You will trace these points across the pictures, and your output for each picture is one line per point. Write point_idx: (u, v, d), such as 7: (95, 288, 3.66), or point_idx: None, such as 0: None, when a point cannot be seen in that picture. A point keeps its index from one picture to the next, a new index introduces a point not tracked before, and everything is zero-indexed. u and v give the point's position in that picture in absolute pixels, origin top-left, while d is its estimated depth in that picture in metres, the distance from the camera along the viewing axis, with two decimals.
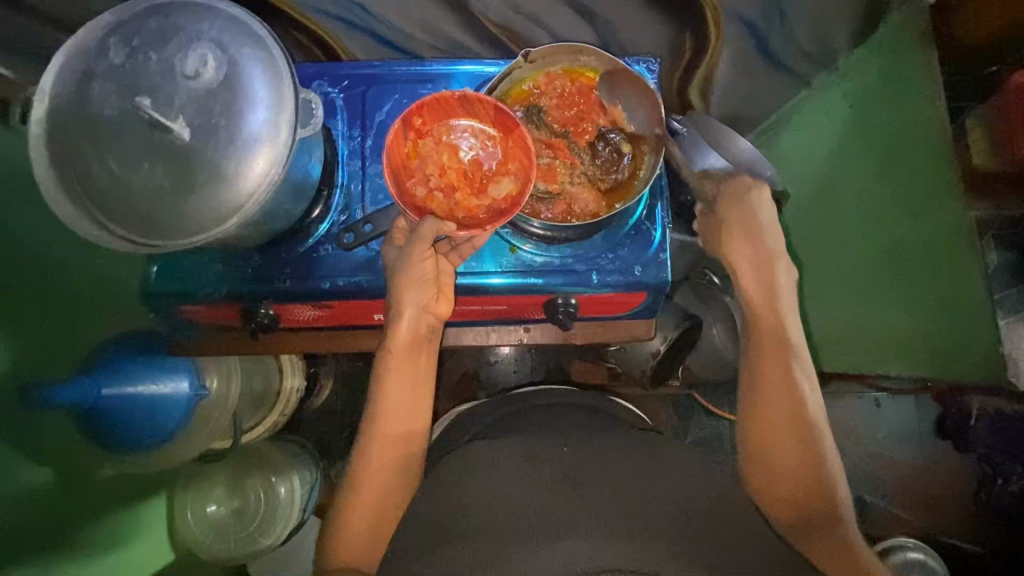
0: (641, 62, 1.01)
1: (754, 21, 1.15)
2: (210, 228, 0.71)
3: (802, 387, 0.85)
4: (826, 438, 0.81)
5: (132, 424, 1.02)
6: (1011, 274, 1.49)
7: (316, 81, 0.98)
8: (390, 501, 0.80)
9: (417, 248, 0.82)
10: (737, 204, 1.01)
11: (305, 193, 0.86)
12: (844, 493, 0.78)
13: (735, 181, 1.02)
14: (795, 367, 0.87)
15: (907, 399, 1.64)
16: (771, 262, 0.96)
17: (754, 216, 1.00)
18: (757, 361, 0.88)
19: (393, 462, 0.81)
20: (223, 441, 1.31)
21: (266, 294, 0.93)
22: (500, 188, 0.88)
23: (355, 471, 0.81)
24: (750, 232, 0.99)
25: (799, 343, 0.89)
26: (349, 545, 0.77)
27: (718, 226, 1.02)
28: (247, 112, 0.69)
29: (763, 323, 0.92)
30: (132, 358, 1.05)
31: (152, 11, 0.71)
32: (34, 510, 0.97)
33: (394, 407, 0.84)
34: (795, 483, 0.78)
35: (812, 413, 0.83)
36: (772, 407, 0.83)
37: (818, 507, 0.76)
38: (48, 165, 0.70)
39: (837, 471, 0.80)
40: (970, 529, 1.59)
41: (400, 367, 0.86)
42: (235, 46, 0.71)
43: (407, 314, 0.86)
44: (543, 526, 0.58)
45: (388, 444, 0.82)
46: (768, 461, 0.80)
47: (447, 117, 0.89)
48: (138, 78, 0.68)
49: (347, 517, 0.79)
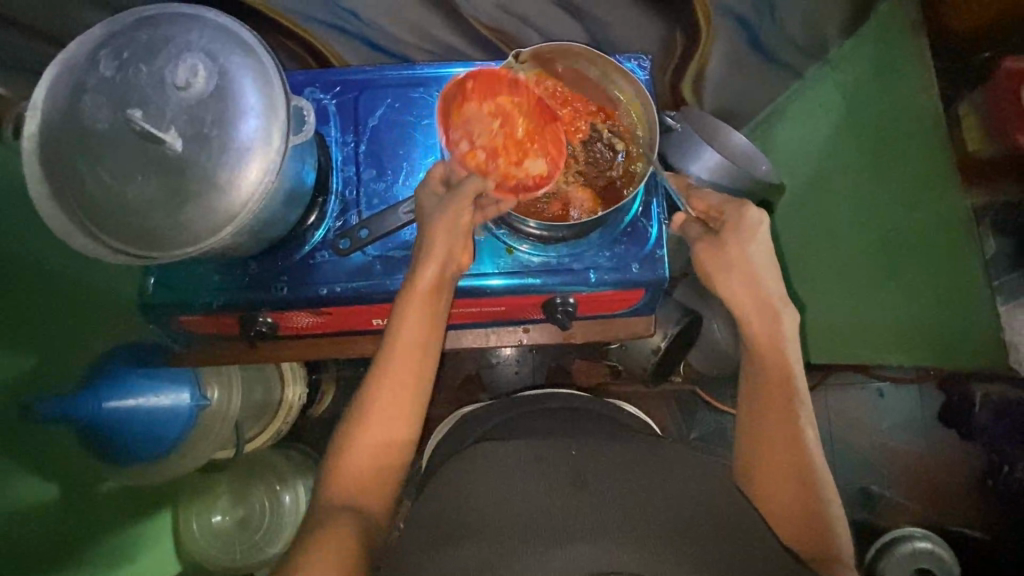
0: (632, 59, 1.01)
1: (744, 15, 1.14)
2: (204, 239, 0.71)
3: (807, 433, 0.79)
4: (829, 482, 0.77)
5: (133, 438, 1.04)
6: (1011, 260, 1.45)
7: (308, 88, 0.98)
8: (390, 448, 0.77)
9: (456, 202, 0.81)
10: (745, 242, 0.87)
11: (300, 201, 0.86)
12: (845, 536, 0.73)
13: (745, 215, 0.88)
14: (801, 415, 0.80)
15: (909, 390, 1.63)
16: (775, 308, 0.86)
17: (757, 254, 0.87)
18: (759, 404, 0.82)
19: (400, 411, 0.78)
20: (226, 451, 1.32)
21: (263, 302, 0.93)
22: (535, 163, 0.89)
23: (358, 415, 0.78)
24: (756, 274, 0.87)
25: (803, 389, 0.82)
26: (344, 484, 0.74)
27: (724, 263, 0.88)
28: (239, 121, 0.70)
29: (766, 367, 0.84)
30: (132, 371, 1.07)
31: (140, 23, 0.71)
32: (40, 527, 0.95)
33: (405, 356, 0.80)
34: (799, 525, 0.73)
35: (814, 456, 0.78)
36: (777, 445, 0.78)
37: (822, 548, 0.71)
38: (42, 182, 0.70)
39: (841, 517, 0.75)
40: (974, 515, 1.58)
41: (419, 317, 0.81)
42: (225, 55, 0.71)
43: (429, 263, 0.82)
44: (546, 530, 0.58)
45: (398, 388, 0.78)
46: (770, 499, 0.76)
47: (494, 94, 0.90)
48: (128, 91, 0.68)
49: (346, 459, 0.75)
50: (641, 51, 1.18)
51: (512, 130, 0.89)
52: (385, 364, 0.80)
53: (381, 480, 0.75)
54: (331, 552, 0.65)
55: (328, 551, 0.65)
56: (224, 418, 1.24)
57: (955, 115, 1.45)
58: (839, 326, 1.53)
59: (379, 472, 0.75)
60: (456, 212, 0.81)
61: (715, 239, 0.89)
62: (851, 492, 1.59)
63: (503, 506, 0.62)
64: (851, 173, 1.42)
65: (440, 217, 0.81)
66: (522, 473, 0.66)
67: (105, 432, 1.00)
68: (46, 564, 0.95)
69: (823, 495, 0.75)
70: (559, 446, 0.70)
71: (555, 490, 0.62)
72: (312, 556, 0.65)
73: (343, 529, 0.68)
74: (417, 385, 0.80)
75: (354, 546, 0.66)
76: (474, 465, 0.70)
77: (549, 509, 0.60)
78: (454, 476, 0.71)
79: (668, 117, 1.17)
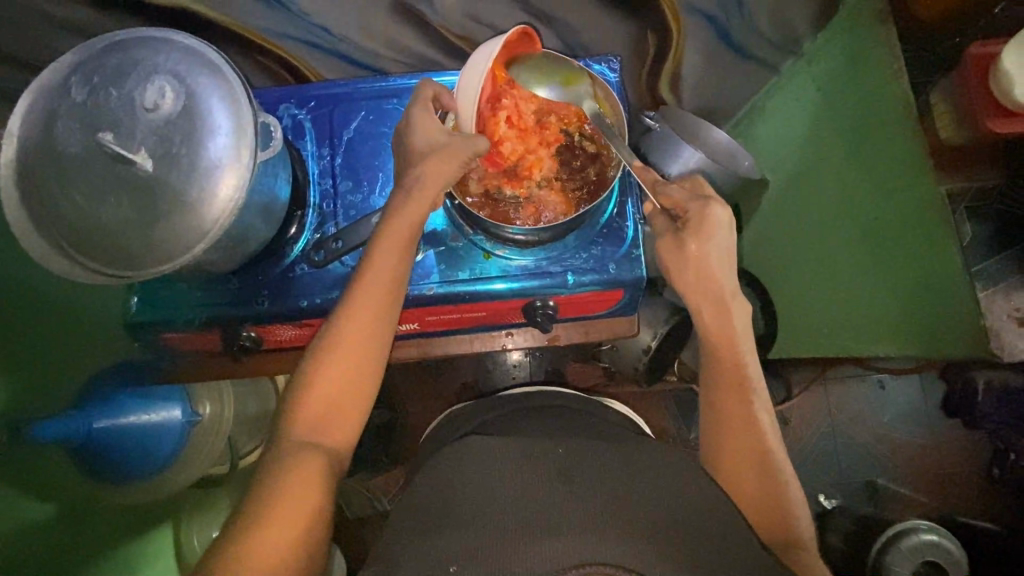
0: (602, 62, 1.03)
1: (713, 13, 1.16)
2: (177, 256, 0.72)
3: (761, 420, 0.81)
4: (787, 465, 0.79)
5: (125, 457, 1.05)
6: (986, 246, 1.49)
7: (284, 104, 1.00)
8: (352, 389, 0.76)
9: (454, 151, 0.79)
10: (706, 239, 0.83)
11: (275, 215, 0.87)
12: (805, 516, 0.77)
13: (711, 211, 0.84)
14: (756, 405, 0.81)
15: (912, 380, 1.58)
16: (727, 301, 0.84)
17: (717, 254, 0.83)
18: (717, 400, 0.83)
19: (367, 344, 0.77)
20: (221, 467, 1.33)
21: (245, 317, 0.95)
22: (545, 161, 0.91)
23: (320, 352, 0.76)
24: (714, 270, 0.84)
25: (757, 379, 0.83)
26: (303, 422, 0.73)
27: (681, 259, 0.85)
28: (208, 139, 0.71)
29: (722, 360, 0.83)
30: (123, 393, 1.09)
31: (110, 48, 0.73)
32: (43, 544, 0.98)
33: (373, 290, 0.78)
34: (761, 511, 0.76)
35: (772, 442, 0.79)
36: (736, 438, 0.80)
37: (782, 531, 0.74)
38: (19, 207, 0.71)
39: (800, 496, 0.78)
40: (980, 506, 1.53)
41: (391, 251, 0.80)
42: (192, 76, 0.72)
43: (404, 197, 0.81)
44: (513, 528, 0.57)
45: (361, 331, 0.77)
46: (734, 489, 0.78)
47: (512, 61, 0.85)
48: (99, 114, 0.69)
49: (310, 392, 0.74)
50: (611, 53, 1.19)
51: (504, 109, 0.86)
52: (353, 296, 0.78)
53: (343, 421, 0.75)
54: (298, 503, 0.66)
55: (293, 496, 0.66)
56: (215, 435, 1.22)
57: (927, 103, 1.47)
58: (825, 311, 1.53)
59: (344, 404, 0.75)
60: (449, 160, 0.79)
61: (676, 237, 0.85)
62: (856, 486, 1.56)
63: (479, 506, 0.62)
64: (832, 165, 1.50)
65: (435, 157, 0.80)
66: (509, 468, 0.66)
67: (99, 451, 1.03)
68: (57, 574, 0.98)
69: (782, 479, 0.77)
70: (545, 445, 0.71)
71: (542, 491, 0.62)
72: (275, 508, 0.65)
73: (304, 471, 0.68)
74: (383, 317, 0.79)
75: (322, 496, 0.68)
76: (457, 466, 0.70)
77: (529, 495, 0.62)
78: (436, 479, 0.70)
79: (647, 118, 1.19)
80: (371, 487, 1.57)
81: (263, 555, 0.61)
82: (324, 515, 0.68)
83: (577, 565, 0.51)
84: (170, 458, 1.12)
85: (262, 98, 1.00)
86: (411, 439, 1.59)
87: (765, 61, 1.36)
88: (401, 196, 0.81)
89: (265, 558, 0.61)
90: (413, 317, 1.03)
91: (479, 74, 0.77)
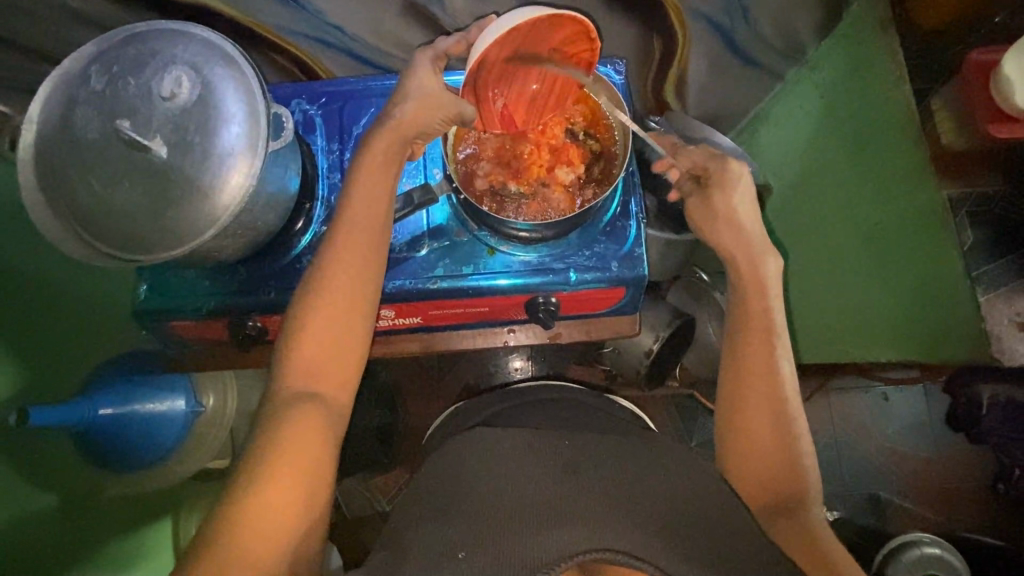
0: (608, 63, 1.04)
1: (719, 21, 1.17)
2: (189, 240, 0.73)
3: (783, 368, 0.82)
4: (801, 418, 0.80)
5: (133, 444, 1.08)
6: (986, 253, 1.51)
7: (295, 100, 1.03)
8: (343, 357, 0.76)
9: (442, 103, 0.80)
10: (729, 190, 0.89)
11: (284, 206, 0.88)
12: (814, 476, 0.78)
13: (730, 170, 0.89)
14: (778, 350, 0.83)
15: (915, 390, 1.63)
16: (759, 251, 0.88)
17: (743, 204, 0.89)
18: (743, 349, 0.84)
19: (354, 301, 0.78)
20: (222, 458, 1.29)
21: (251, 306, 0.97)
22: (547, 154, 0.93)
23: (303, 315, 0.76)
24: (739, 217, 0.88)
25: (781, 328, 0.85)
26: (289, 387, 0.73)
27: (712, 214, 0.89)
28: (222, 129, 0.73)
29: (749, 311, 0.85)
30: (129, 381, 1.11)
31: (129, 40, 0.75)
32: (48, 528, 0.99)
33: (356, 251, 0.79)
34: (769, 464, 0.77)
35: (788, 394, 0.81)
36: (754, 385, 0.81)
37: (790, 492, 0.76)
38: (36, 191, 0.73)
39: (811, 453, 0.79)
40: (984, 520, 1.55)
41: (370, 215, 0.81)
42: (209, 68, 0.74)
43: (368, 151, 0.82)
44: (529, 517, 0.57)
45: (342, 289, 0.78)
46: (746, 438, 0.79)
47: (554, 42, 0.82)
48: (117, 103, 0.71)
49: (295, 355, 0.75)
50: (616, 56, 1.21)
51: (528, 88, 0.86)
52: (331, 254, 0.79)
53: (332, 389, 0.75)
54: (296, 479, 0.67)
55: (286, 467, 0.67)
56: (221, 424, 1.26)
57: (927, 109, 1.47)
58: (828, 315, 1.53)
59: (330, 372, 0.75)
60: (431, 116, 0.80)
61: (703, 194, 0.90)
62: (858, 498, 1.58)
63: (490, 493, 0.62)
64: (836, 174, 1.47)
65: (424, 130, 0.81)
66: (515, 460, 0.67)
67: (103, 437, 1.04)
68: (61, 554, 1.00)
69: (794, 432, 0.79)
70: (550, 437, 0.71)
71: (550, 480, 0.62)
72: (267, 487, 0.65)
73: (298, 445, 0.68)
74: (363, 282, 0.79)
75: (322, 476, 0.69)
76: (469, 449, 0.71)
77: (535, 484, 0.62)
78: (450, 461, 0.71)
79: (649, 121, 1.19)
80: (370, 489, 1.56)
81: (258, 531, 0.63)
82: (322, 487, 0.69)
83: (583, 551, 0.52)
84: (173, 444, 1.16)
85: (275, 94, 1.03)
86: (410, 441, 1.59)
87: (773, 70, 1.38)
88: (376, 135, 0.82)
89: (261, 536, 0.62)
90: (417, 311, 1.04)
91: (495, 33, 0.76)
